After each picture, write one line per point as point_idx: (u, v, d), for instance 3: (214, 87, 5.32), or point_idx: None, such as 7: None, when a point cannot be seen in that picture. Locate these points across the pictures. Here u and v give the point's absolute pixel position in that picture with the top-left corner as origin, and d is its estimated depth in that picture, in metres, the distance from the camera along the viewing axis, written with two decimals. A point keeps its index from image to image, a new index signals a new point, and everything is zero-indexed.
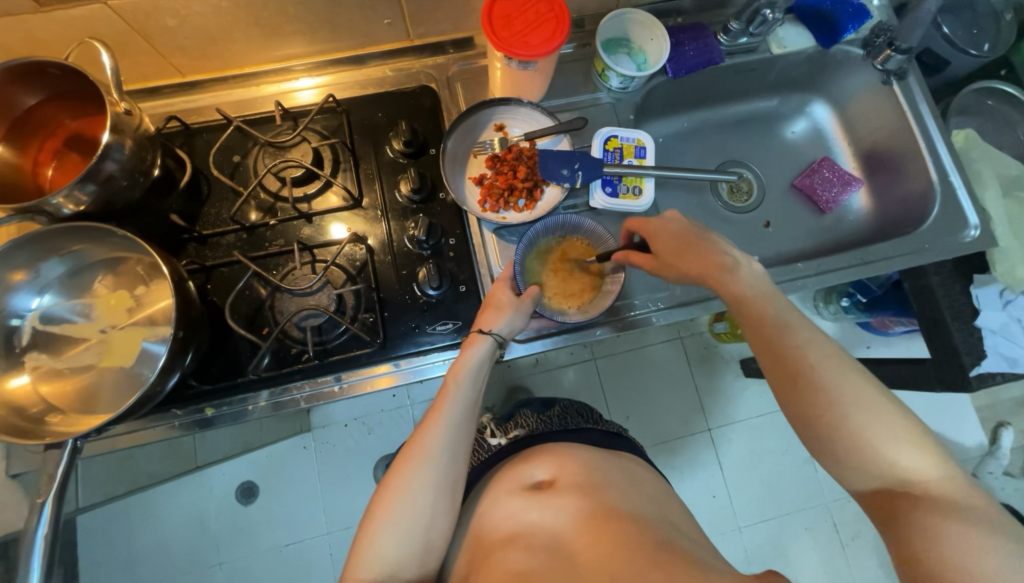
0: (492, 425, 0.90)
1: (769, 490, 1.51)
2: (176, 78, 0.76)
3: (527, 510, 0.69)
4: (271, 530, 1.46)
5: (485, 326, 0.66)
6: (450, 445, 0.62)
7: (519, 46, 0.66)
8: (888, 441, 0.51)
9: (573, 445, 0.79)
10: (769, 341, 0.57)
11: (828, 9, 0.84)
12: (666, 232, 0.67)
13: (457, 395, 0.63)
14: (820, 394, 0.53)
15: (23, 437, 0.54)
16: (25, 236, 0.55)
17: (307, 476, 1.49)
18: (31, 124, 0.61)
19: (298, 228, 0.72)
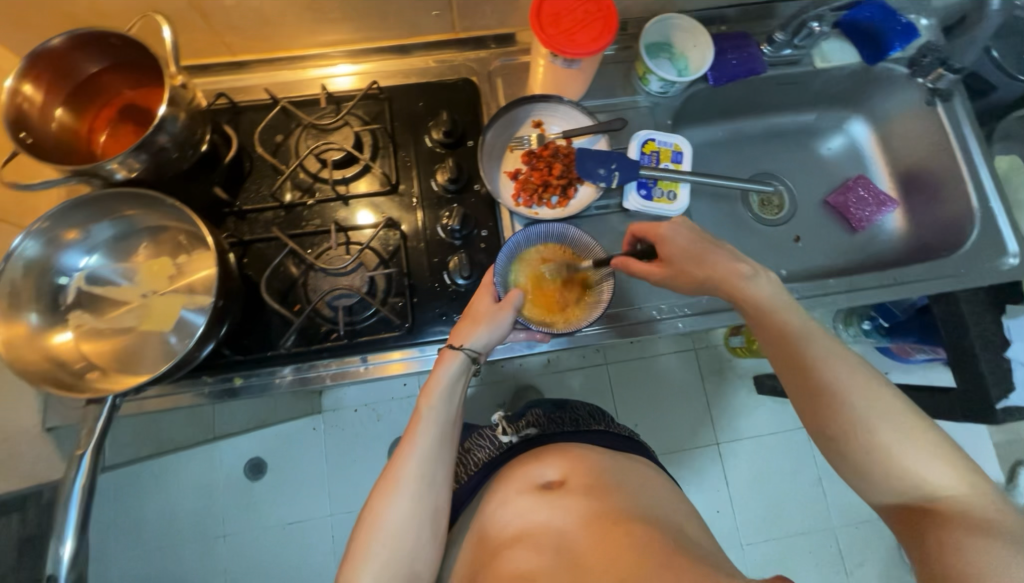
0: (503, 422, 0.87)
1: (774, 509, 1.49)
2: (226, 57, 0.78)
3: (536, 510, 0.70)
4: (276, 507, 1.48)
5: (457, 341, 0.65)
6: (425, 471, 0.62)
7: (566, 44, 0.66)
8: (911, 454, 0.51)
9: (584, 448, 0.79)
10: (786, 350, 0.58)
11: (875, 27, 0.83)
12: (680, 238, 0.67)
13: (425, 421, 0.63)
14: (840, 405, 0.54)
15: (65, 390, 0.56)
16: (82, 198, 0.59)
17: (315, 457, 1.52)
18: (90, 92, 0.63)
19: (334, 210, 0.73)
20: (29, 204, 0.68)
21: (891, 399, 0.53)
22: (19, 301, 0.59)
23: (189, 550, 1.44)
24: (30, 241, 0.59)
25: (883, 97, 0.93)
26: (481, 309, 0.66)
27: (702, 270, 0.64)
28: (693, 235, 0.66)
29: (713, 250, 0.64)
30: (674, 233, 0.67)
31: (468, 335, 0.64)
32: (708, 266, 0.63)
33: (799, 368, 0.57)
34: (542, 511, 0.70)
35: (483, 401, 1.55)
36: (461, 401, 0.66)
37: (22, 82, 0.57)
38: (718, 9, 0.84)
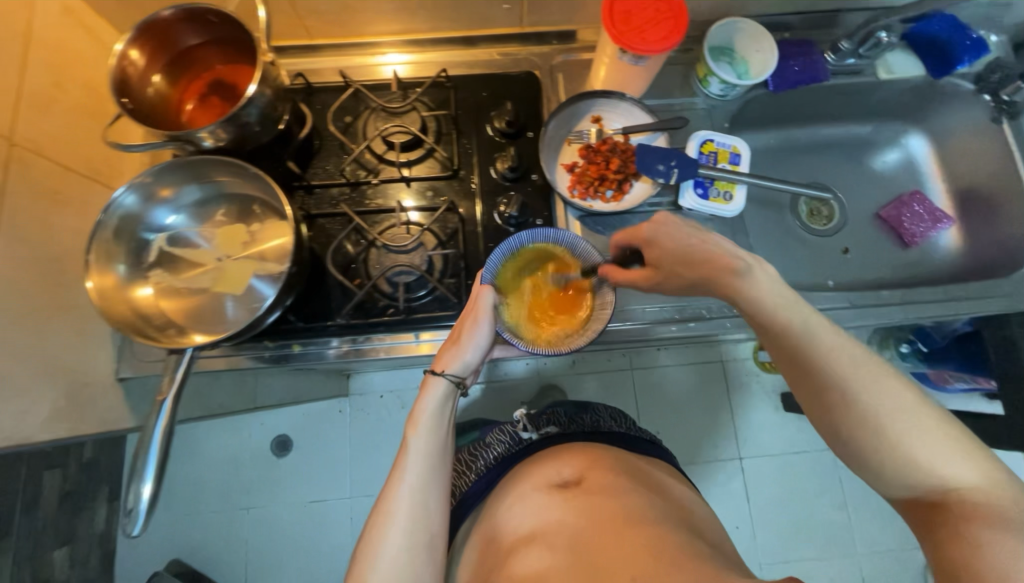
0: (525, 420, 0.88)
1: (795, 529, 1.46)
2: (303, 40, 0.82)
3: (550, 508, 0.71)
4: (298, 485, 1.51)
5: (439, 366, 0.66)
6: (418, 500, 0.62)
7: (636, 41, 0.68)
8: (925, 444, 0.51)
9: (603, 448, 0.82)
10: (788, 355, 0.58)
11: (944, 39, 0.82)
12: (677, 232, 0.66)
13: (413, 452, 0.64)
14: (848, 405, 0.54)
15: (148, 338, 0.60)
16: (179, 161, 0.63)
17: (339, 439, 1.55)
18: (185, 64, 0.67)
19: (397, 191, 0.76)
20: (117, 166, 0.72)
21: (898, 389, 0.54)
22: (110, 251, 0.63)
23: (214, 516, 1.49)
24: (131, 194, 0.63)
25: (943, 113, 0.92)
26: (463, 325, 0.67)
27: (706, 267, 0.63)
28: (686, 230, 0.66)
29: (711, 248, 0.64)
30: (672, 229, 0.66)
31: (450, 360, 0.66)
32: (709, 265, 0.63)
33: (804, 372, 0.57)
34: (555, 511, 0.70)
35: (507, 397, 1.55)
36: (449, 424, 0.68)
37: (132, 46, 0.62)
38: (782, 16, 0.84)
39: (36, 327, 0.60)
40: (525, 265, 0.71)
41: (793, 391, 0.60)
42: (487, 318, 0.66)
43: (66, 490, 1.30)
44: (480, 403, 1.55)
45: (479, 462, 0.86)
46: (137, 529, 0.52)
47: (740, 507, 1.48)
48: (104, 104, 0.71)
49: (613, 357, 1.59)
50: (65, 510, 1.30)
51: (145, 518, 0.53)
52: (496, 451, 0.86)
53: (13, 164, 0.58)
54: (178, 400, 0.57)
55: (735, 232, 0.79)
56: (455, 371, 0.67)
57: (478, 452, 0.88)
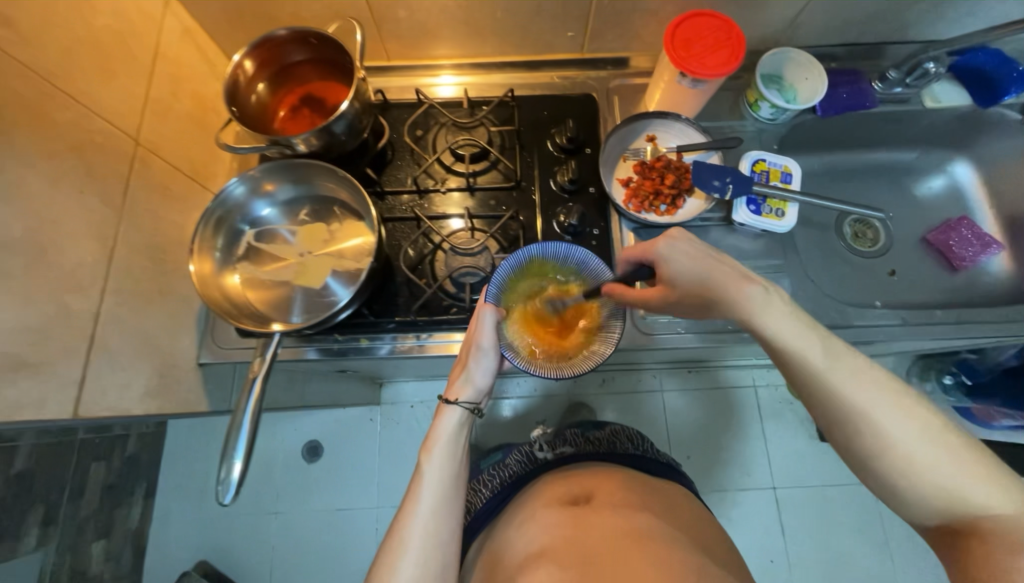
0: (540, 440, 0.97)
1: (832, 566, 1.34)
2: (380, 61, 0.90)
3: (562, 523, 0.73)
4: (327, 491, 1.47)
5: (451, 396, 0.68)
6: (432, 525, 0.64)
7: (696, 65, 0.73)
8: (947, 472, 0.52)
9: (613, 468, 0.87)
10: (807, 390, 0.57)
11: (989, 71, 0.86)
12: (680, 258, 0.63)
13: (427, 477, 0.66)
14: (870, 438, 0.54)
15: (237, 320, 0.66)
16: (279, 162, 0.71)
17: (367, 450, 1.50)
18: (286, 77, 0.74)
19: (463, 199, 0.81)
20: (212, 169, 0.79)
21: (921, 417, 0.53)
22: (210, 239, 0.70)
23: (239, 520, 1.44)
24: (239, 186, 0.71)
25: (988, 141, 0.94)
26: (470, 349, 0.69)
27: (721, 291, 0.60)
28: (693, 251, 0.63)
29: (723, 271, 0.61)
30: (674, 252, 0.63)
31: (461, 388, 0.68)
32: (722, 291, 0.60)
33: (824, 405, 0.56)
34: (565, 528, 0.71)
35: (535, 413, 1.46)
36: (464, 448, 0.70)
37: (247, 58, 0.70)
38: (829, 47, 0.89)
39: (141, 309, 0.65)
40: (528, 281, 0.73)
41: (810, 416, 0.59)
42: (494, 340, 0.68)
43: (109, 483, 1.29)
44: (502, 429, 1.43)
45: (496, 479, 0.94)
46: (229, 497, 0.56)
47: (774, 537, 1.36)
48: (208, 112, 0.79)
49: (645, 376, 1.51)
50: (107, 504, 1.28)
51: (236, 487, 0.57)
52: (513, 469, 0.94)
53: (136, 161, 0.64)
54: (265, 378, 0.62)
55: (784, 246, 0.82)
56: (467, 398, 0.69)
57: (496, 471, 0.96)
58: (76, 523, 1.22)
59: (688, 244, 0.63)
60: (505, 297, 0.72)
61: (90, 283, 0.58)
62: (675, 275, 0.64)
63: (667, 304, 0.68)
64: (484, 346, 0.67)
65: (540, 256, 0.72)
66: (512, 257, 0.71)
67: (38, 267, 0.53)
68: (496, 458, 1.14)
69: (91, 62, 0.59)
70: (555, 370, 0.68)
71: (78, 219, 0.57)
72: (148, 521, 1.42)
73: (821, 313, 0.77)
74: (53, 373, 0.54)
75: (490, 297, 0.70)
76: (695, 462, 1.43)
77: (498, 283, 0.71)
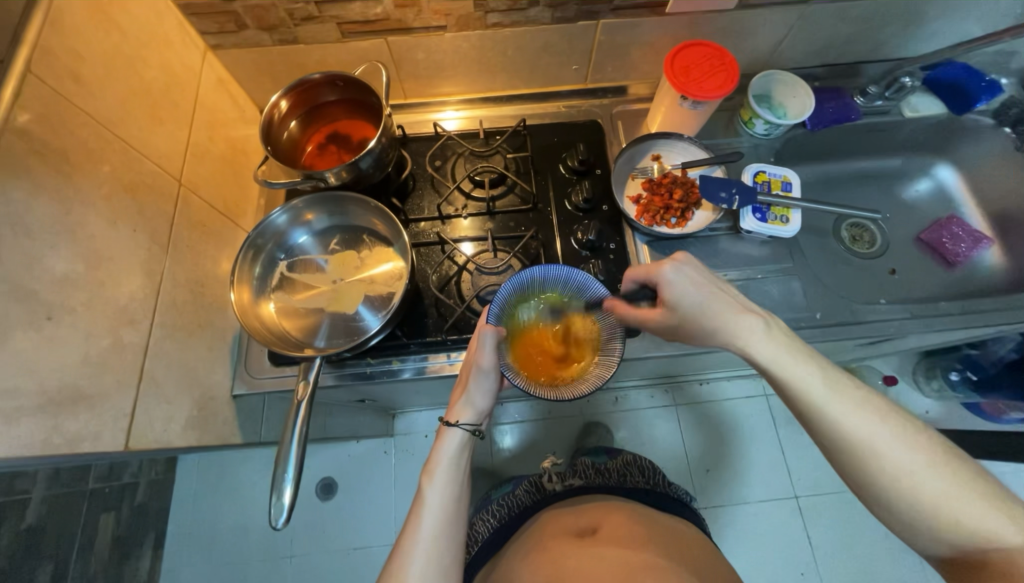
0: (551, 471, 0.97)
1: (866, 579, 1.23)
2: (398, 99, 0.96)
3: (566, 551, 0.72)
4: (343, 531, 1.34)
5: (451, 418, 0.70)
6: (432, 553, 0.63)
7: (694, 88, 0.79)
8: (960, 506, 0.48)
9: (619, 499, 0.86)
10: (804, 419, 0.55)
11: (961, 82, 0.94)
12: (684, 282, 0.60)
13: (428, 501, 0.66)
14: (873, 469, 0.51)
15: (275, 343, 0.68)
16: (316, 195, 0.76)
17: (382, 486, 1.38)
18: (318, 116, 0.82)
19: (483, 222, 0.85)
20: (242, 207, 0.84)
21: (926, 447, 0.50)
22: (248, 268, 0.74)
23: (256, 566, 1.31)
24: (282, 215, 0.76)
25: (968, 145, 1.01)
26: (469, 371, 0.70)
27: (714, 321, 0.59)
28: (697, 276, 0.61)
29: (715, 299, 0.60)
30: (679, 276, 0.61)
31: (461, 410, 0.70)
32: (712, 321, 0.59)
33: (822, 435, 0.53)
34: (571, 560, 0.69)
35: (554, 435, 1.40)
36: (466, 472, 0.70)
37: (283, 98, 0.76)
38: (811, 68, 0.97)
39: (183, 341, 0.67)
40: (530, 301, 0.75)
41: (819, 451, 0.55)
42: (492, 363, 0.68)
43: (118, 533, 1.18)
44: (515, 454, 1.38)
45: (505, 510, 0.94)
46: (281, 522, 0.57)
47: (802, 550, 1.26)
48: (238, 154, 0.84)
49: (655, 392, 1.44)
50: (116, 556, 1.18)
51: (288, 511, 0.58)
52: (521, 500, 0.94)
53: (180, 200, 0.70)
54: (310, 403, 0.64)
55: (791, 250, 0.86)
56: (468, 420, 0.70)
57: (505, 502, 0.96)
58: (85, 578, 1.11)
59: (691, 269, 0.61)
60: (506, 318, 0.73)
61: (140, 316, 0.61)
62: (678, 298, 0.60)
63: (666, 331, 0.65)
64: (483, 367, 0.68)
65: (543, 277, 0.74)
66: (514, 280, 0.73)
67: (96, 301, 0.56)
68: (506, 487, 1.06)
69: (144, 113, 0.65)
70: (553, 393, 0.68)
71: (131, 257, 0.61)
72: (157, 574, 1.29)
73: (830, 310, 0.81)
74: (107, 406, 0.56)
75: (491, 317, 0.72)
76: (715, 476, 1.34)
77: (500, 304, 0.72)
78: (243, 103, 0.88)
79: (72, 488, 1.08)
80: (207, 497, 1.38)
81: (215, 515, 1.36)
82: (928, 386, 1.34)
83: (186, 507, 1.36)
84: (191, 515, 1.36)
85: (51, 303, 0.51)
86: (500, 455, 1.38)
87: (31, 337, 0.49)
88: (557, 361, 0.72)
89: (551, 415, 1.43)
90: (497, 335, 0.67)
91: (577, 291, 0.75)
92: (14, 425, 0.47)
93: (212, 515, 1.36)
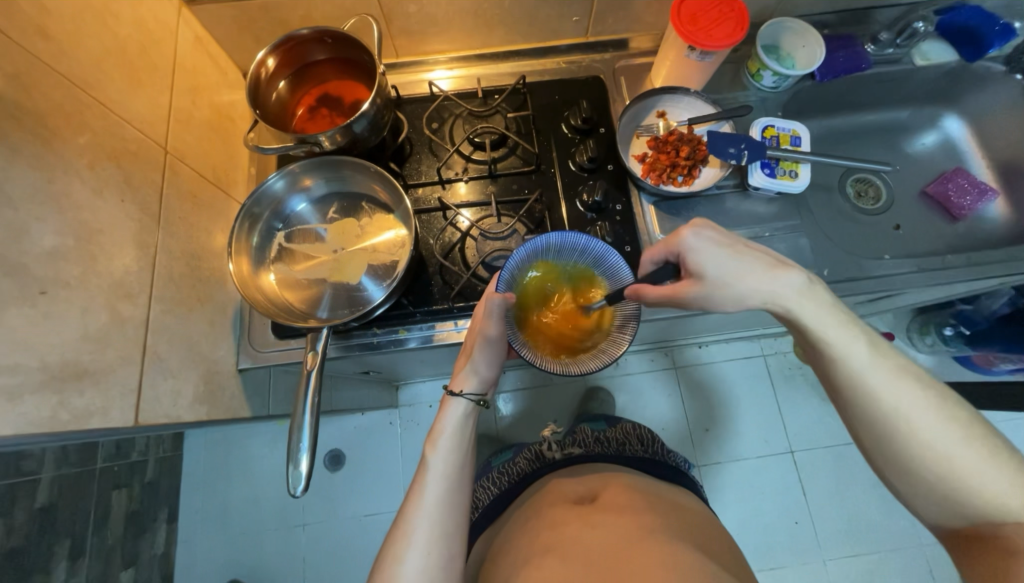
0: (550, 440, 0.98)
1: (855, 525, 1.28)
2: (390, 58, 0.91)
3: (567, 515, 0.73)
4: (352, 498, 1.37)
5: (456, 387, 0.70)
6: (436, 518, 0.64)
7: (704, 39, 0.75)
8: (985, 476, 0.48)
9: (617, 468, 0.87)
10: (841, 385, 0.54)
11: (974, 26, 0.90)
12: (709, 247, 0.57)
13: (432, 468, 0.66)
14: (905, 438, 0.51)
15: (281, 316, 0.67)
16: (314, 160, 0.73)
17: (389, 455, 1.40)
18: (307, 76, 0.78)
19: (484, 186, 0.83)
20: (233, 176, 0.80)
21: (959, 420, 0.51)
22: (246, 238, 0.72)
23: (271, 534, 1.34)
24: (279, 180, 0.73)
25: (977, 93, 0.98)
26: (474, 340, 0.69)
27: (744, 286, 0.56)
28: (726, 241, 0.58)
29: (755, 258, 0.57)
30: (700, 242, 0.57)
31: (466, 378, 0.70)
32: (749, 283, 0.56)
33: (856, 402, 0.53)
34: (571, 525, 0.70)
35: (557, 400, 1.42)
36: (469, 440, 0.70)
37: (269, 55, 0.72)
38: (820, 15, 0.93)
39: (184, 317, 0.66)
40: (543, 267, 0.73)
41: (844, 417, 0.56)
42: (500, 333, 0.68)
43: (132, 509, 1.20)
44: (518, 419, 1.41)
45: (505, 477, 0.96)
46: (300, 490, 0.58)
47: (796, 499, 1.31)
48: (224, 120, 0.80)
49: (655, 356, 1.45)
50: (132, 531, 1.19)
51: (305, 480, 0.59)
52: (521, 468, 0.95)
53: (167, 168, 0.66)
54: (321, 372, 0.63)
55: (798, 207, 0.85)
56: (472, 389, 0.70)
57: (505, 469, 0.98)
58: (104, 552, 1.12)
59: (714, 234, 0.58)
60: (516, 285, 0.72)
61: (137, 291, 0.59)
62: (703, 268, 0.57)
63: (694, 308, 0.60)
64: (490, 337, 0.67)
65: (560, 244, 0.72)
66: (529, 245, 0.71)
67: (90, 276, 0.54)
68: (507, 454, 1.08)
69: (120, 75, 0.61)
70: (558, 366, 0.68)
71: (122, 229, 0.58)
72: (173, 546, 1.32)
73: (837, 265, 0.81)
74: (113, 381, 0.55)
75: (501, 283, 0.70)
76: (714, 435, 1.38)
77: (512, 271, 0.71)
78: (225, 64, 0.83)
79: (82, 468, 1.08)
80: (215, 472, 1.39)
81: (227, 488, 1.38)
82: (922, 342, 1.35)
83: (197, 482, 1.38)
84: (201, 490, 1.38)
85: (43, 277, 0.49)
86: (504, 422, 1.40)
87: (26, 312, 0.48)
88: (567, 330, 0.73)
89: (552, 381, 1.44)
90: (505, 303, 0.66)
91: (592, 262, 0.73)
92: (19, 402, 0.46)
93: (223, 489, 1.38)
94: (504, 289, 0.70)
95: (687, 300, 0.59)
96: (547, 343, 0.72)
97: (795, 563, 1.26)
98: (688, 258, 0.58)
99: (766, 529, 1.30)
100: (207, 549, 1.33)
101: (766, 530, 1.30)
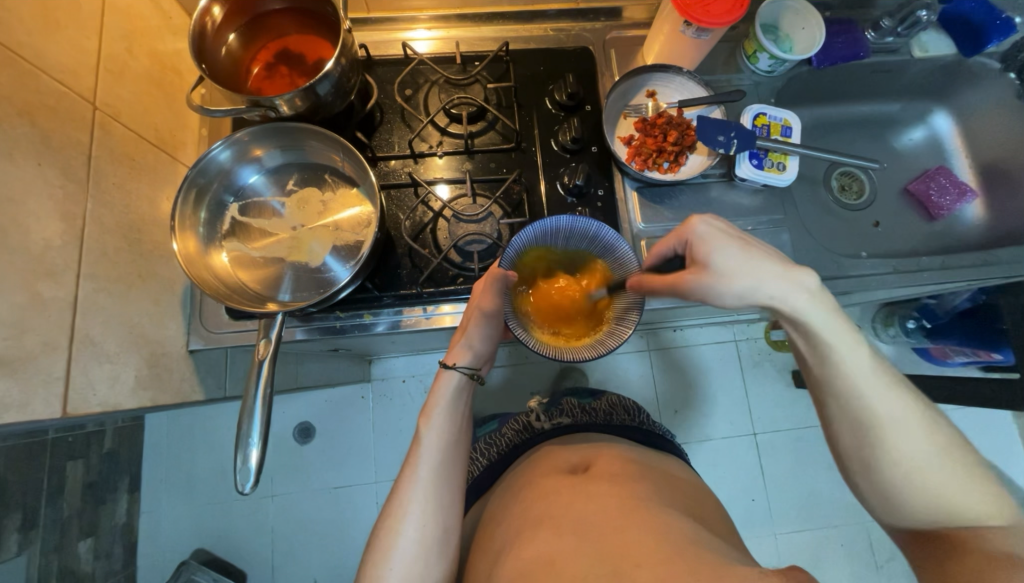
0: (538, 410, 0.96)
1: (808, 504, 1.35)
2: (360, 14, 0.83)
3: (562, 485, 0.71)
4: (323, 469, 1.35)
5: (450, 360, 0.69)
6: (427, 496, 0.63)
7: (701, 14, 0.70)
8: (946, 489, 0.48)
9: (609, 438, 0.85)
10: (830, 391, 0.52)
11: (975, 18, 0.87)
12: (721, 235, 0.56)
13: (426, 444, 0.66)
14: (880, 448, 0.50)
15: (231, 300, 0.61)
16: (270, 126, 0.65)
17: (361, 428, 1.38)
18: (265, 31, 0.70)
19: (461, 162, 0.77)
20: (180, 137, 0.72)
21: (938, 432, 0.50)
22: (192, 213, 0.65)
23: (238, 505, 1.32)
24: (225, 150, 0.66)
25: (968, 90, 0.96)
26: (470, 316, 0.67)
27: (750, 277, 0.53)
28: (736, 230, 0.56)
29: (762, 253, 0.55)
30: (713, 230, 0.56)
31: (460, 353, 0.69)
32: (753, 276, 0.53)
33: (843, 409, 0.52)
34: (563, 496, 0.68)
35: (530, 380, 1.41)
36: (463, 414, 0.70)
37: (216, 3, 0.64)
38: None
39: (122, 296, 0.60)
40: (547, 249, 0.72)
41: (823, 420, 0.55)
42: (497, 307, 0.66)
43: (88, 480, 1.15)
44: (493, 396, 1.39)
45: (493, 449, 0.95)
46: (249, 487, 0.55)
47: (755, 478, 1.36)
48: (168, 74, 0.71)
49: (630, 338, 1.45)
50: (89, 502, 1.15)
51: (255, 475, 0.56)
52: (509, 439, 0.94)
53: (97, 128, 0.59)
54: (274, 360, 0.59)
55: (783, 200, 0.82)
56: (466, 363, 0.69)
57: (492, 441, 0.97)
58: (59, 523, 1.08)
59: (726, 226, 0.58)
60: (518, 263, 0.70)
61: (61, 268, 0.54)
62: (714, 248, 0.55)
63: (695, 300, 0.58)
64: (486, 312, 0.65)
65: (570, 228, 0.70)
66: (536, 227, 0.68)
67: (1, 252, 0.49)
68: (488, 427, 1.08)
69: (32, 15, 0.53)
70: (556, 352, 0.66)
71: (40, 198, 0.52)
72: (135, 516, 1.28)
73: (816, 263, 0.79)
74: (35, 370, 0.51)
75: (502, 261, 0.68)
76: (683, 416, 1.40)
77: (518, 247, 0.68)
78: (169, 7, 0.73)
79: (30, 440, 1.01)
80: (179, 442, 1.35)
81: (191, 458, 1.34)
82: (884, 332, 1.34)
83: (162, 452, 1.34)
84: (165, 460, 1.34)
85: None
86: (478, 400, 1.39)
87: None
88: (561, 321, 0.71)
89: (528, 360, 1.42)
90: (506, 279, 0.65)
91: (598, 249, 0.71)
92: None
93: (188, 459, 1.34)
94: (508, 267, 0.68)
95: (687, 291, 0.57)
96: (542, 332, 0.70)
97: (750, 537, 1.32)
98: (698, 242, 0.57)
99: (725, 503, 1.35)
100: (171, 519, 1.31)
101: (725, 505, 1.35)
